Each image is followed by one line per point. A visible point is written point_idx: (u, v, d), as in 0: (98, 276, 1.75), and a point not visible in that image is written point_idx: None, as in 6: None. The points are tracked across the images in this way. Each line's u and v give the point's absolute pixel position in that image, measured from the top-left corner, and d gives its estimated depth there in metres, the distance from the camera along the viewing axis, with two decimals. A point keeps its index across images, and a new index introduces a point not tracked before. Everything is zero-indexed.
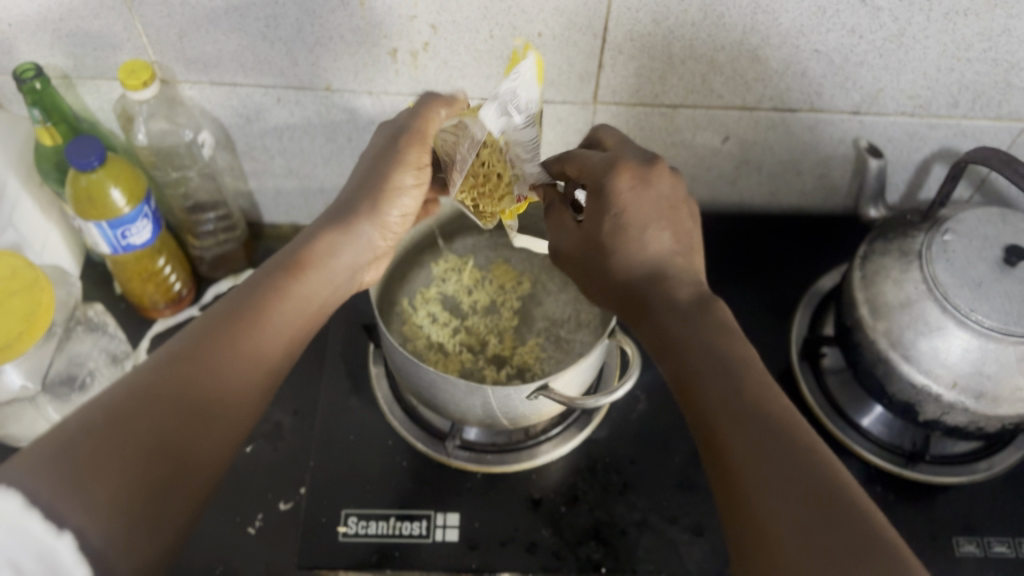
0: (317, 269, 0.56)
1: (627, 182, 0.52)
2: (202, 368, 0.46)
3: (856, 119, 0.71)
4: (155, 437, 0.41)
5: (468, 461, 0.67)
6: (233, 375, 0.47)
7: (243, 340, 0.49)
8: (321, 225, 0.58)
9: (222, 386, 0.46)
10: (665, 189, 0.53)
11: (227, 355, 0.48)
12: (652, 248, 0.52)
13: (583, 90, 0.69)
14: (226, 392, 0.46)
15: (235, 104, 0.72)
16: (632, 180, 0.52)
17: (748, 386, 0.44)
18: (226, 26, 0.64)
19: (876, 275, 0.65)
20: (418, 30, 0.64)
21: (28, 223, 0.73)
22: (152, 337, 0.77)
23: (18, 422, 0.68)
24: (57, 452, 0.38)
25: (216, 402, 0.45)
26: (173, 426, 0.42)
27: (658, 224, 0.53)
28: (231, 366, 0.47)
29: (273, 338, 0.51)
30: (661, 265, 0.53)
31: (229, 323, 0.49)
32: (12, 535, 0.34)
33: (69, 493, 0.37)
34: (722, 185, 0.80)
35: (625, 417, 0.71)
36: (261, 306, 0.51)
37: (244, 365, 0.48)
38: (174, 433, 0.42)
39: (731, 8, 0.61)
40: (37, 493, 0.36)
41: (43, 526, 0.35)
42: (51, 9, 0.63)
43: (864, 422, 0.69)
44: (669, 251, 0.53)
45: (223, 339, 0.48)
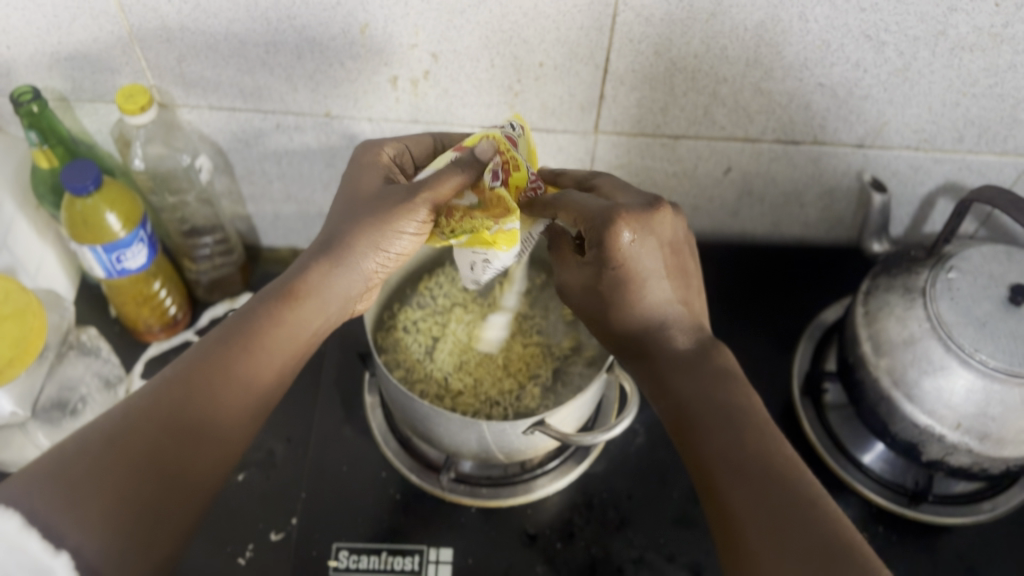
0: (316, 300, 0.53)
1: (629, 232, 0.48)
2: (204, 389, 0.46)
3: (860, 152, 0.71)
4: (150, 462, 0.42)
5: (462, 495, 0.66)
6: (236, 396, 0.47)
7: (248, 357, 0.49)
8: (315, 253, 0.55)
9: (224, 406, 0.47)
10: (663, 233, 0.50)
11: (230, 376, 0.47)
12: (655, 300, 0.52)
13: (583, 120, 0.68)
14: (226, 413, 0.46)
15: (234, 129, 0.71)
16: (634, 228, 0.48)
17: (750, 436, 0.45)
18: (226, 51, 0.64)
19: (879, 312, 0.64)
20: (419, 58, 0.64)
21: (23, 245, 0.72)
22: (146, 361, 0.77)
23: (7, 448, 0.67)
24: (54, 470, 0.40)
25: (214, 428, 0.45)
26: (167, 449, 0.43)
27: (660, 275, 0.51)
28: (234, 386, 0.47)
29: (277, 357, 0.50)
30: (666, 316, 0.53)
31: (237, 339, 0.49)
32: (12, 555, 0.36)
33: (65, 512, 0.39)
34: (724, 216, 0.79)
35: (623, 451, 0.70)
36: (268, 321, 0.50)
37: (247, 383, 0.48)
38: (169, 455, 0.43)
39: (734, 41, 0.61)
40: (34, 511, 0.38)
41: (42, 545, 0.37)
42: (49, 32, 0.63)
43: (866, 459, 0.68)
44: (671, 301, 0.52)
45: (227, 356, 0.48)
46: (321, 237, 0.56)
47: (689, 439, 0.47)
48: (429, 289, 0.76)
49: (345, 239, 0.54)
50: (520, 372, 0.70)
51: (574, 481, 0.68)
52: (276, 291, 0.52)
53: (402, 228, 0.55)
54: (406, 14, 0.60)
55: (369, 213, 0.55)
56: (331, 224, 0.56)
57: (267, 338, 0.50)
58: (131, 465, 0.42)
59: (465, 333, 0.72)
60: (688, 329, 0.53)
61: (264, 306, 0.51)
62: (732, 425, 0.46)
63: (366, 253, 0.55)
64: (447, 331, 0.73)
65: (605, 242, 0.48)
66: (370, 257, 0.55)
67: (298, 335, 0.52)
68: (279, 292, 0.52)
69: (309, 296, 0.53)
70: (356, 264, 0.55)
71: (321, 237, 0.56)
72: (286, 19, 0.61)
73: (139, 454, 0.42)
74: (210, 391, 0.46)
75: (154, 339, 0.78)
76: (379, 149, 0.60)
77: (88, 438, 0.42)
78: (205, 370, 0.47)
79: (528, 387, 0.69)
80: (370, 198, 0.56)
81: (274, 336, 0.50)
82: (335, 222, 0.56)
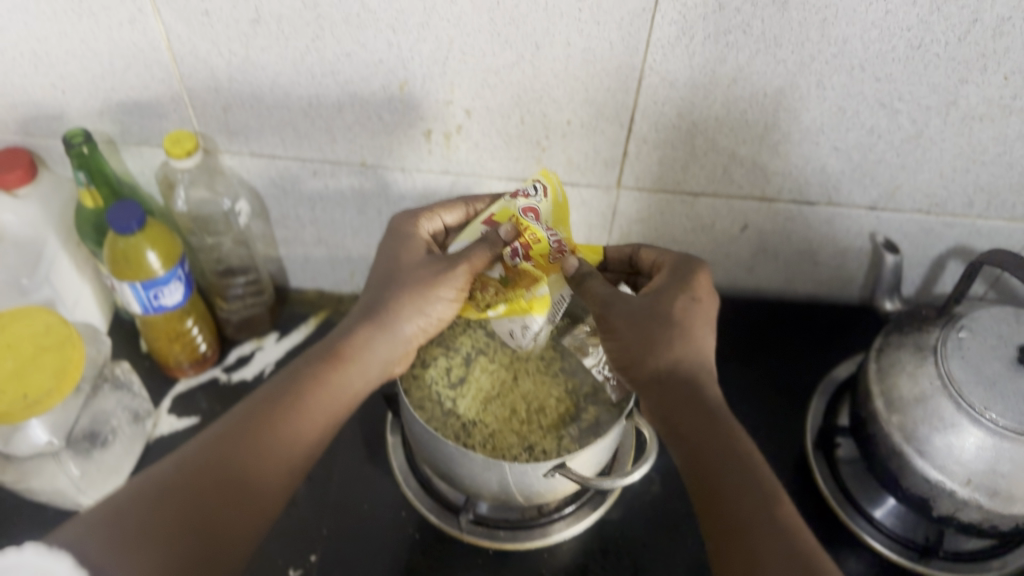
0: (359, 363, 0.57)
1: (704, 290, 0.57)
2: (248, 446, 0.50)
3: (873, 214, 0.73)
4: (194, 513, 0.46)
5: (480, 537, 0.67)
6: (276, 449, 0.51)
7: (287, 413, 0.52)
8: (354, 321, 0.59)
9: (265, 460, 0.50)
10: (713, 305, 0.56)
11: (272, 430, 0.51)
12: (700, 347, 0.54)
13: (607, 176, 0.71)
14: (267, 465, 0.50)
15: (272, 175, 0.75)
16: (707, 291, 0.57)
17: (771, 499, 0.47)
18: (271, 102, 0.68)
19: (892, 369, 0.65)
20: (453, 114, 0.67)
21: (63, 280, 0.75)
22: (174, 397, 0.80)
23: (38, 477, 0.69)
24: (107, 520, 0.44)
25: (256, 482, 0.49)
26: (211, 501, 0.47)
27: (707, 331, 0.55)
28: (275, 440, 0.51)
29: (319, 415, 0.54)
30: (702, 363, 0.54)
31: (279, 398, 0.53)
32: None
33: (114, 558, 0.42)
34: (740, 271, 0.82)
35: (637, 499, 0.71)
36: (305, 381, 0.54)
37: (288, 438, 0.51)
38: (213, 507, 0.47)
39: (753, 106, 0.64)
40: (88, 556, 0.41)
41: None
42: (104, 79, 0.66)
43: (877, 514, 0.69)
44: (708, 356, 0.55)
45: (267, 415, 0.52)
46: (361, 309, 0.61)
47: (711, 488, 0.48)
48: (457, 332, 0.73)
49: (388, 307, 0.59)
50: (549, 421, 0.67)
51: (590, 527, 0.69)
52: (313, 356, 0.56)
53: (433, 296, 0.59)
54: (443, 72, 0.64)
55: (408, 282, 0.59)
56: (370, 297, 0.61)
57: (305, 396, 0.53)
58: (178, 515, 0.45)
59: (493, 380, 0.70)
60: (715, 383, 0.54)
61: (303, 370, 0.55)
62: (754, 486, 0.47)
63: (407, 319, 0.59)
64: (474, 377, 0.70)
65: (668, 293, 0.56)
66: (410, 319, 0.59)
67: (340, 396, 0.55)
68: (317, 357, 0.56)
69: (350, 360, 0.57)
70: (396, 328, 0.59)
71: (361, 308, 0.60)
72: (329, 74, 0.65)
73: (185, 506, 0.46)
74: (252, 444, 0.50)
75: (183, 375, 0.81)
76: (409, 224, 0.63)
77: (140, 491, 0.46)
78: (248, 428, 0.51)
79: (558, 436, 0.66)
80: (405, 267, 0.61)
81: (315, 397, 0.54)
82: (375, 291, 0.61)
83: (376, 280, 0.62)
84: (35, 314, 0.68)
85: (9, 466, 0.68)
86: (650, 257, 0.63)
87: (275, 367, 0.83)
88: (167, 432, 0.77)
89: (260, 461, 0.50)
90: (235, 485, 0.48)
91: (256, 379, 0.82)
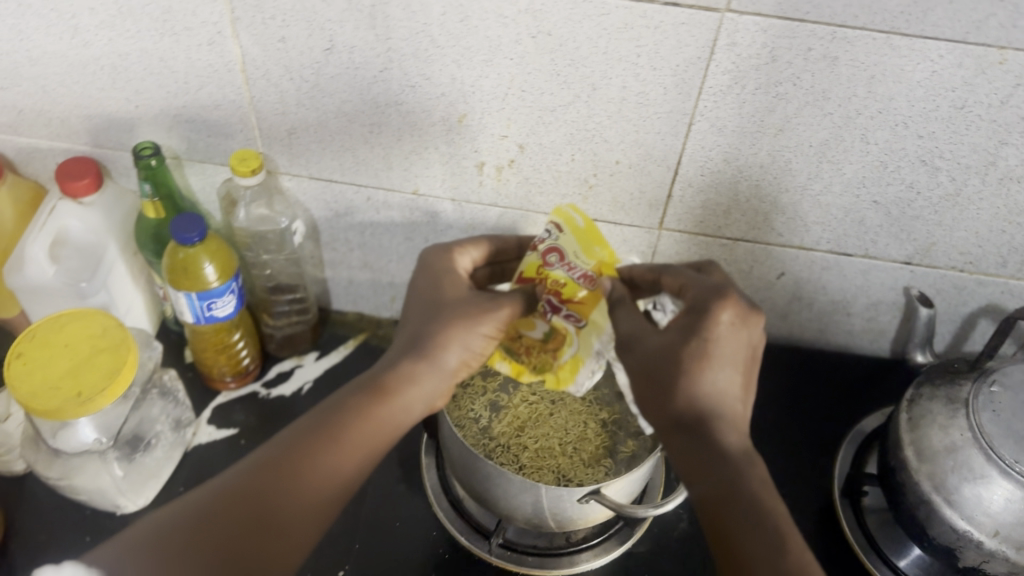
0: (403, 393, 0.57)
1: (729, 317, 0.54)
2: (282, 479, 0.52)
3: (908, 268, 0.75)
4: (224, 548, 0.49)
5: (508, 561, 0.68)
6: (315, 483, 0.52)
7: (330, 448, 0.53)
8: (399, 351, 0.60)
9: (300, 492, 0.52)
10: (749, 334, 0.54)
11: (310, 464, 0.53)
12: (719, 386, 0.54)
13: (650, 216, 0.73)
14: (304, 495, 0.52)
15: (327, 198, 0.77)
16: (733, 317, 0.54)
17: (787, 552, 0.47)
18: (334, 127, 0.71)
19: (922, 419, 0.67)
20: (507, 148, 0.70)
21: (119, 287, 0.77)
22: (213, 408, 0.82)
23: (82, 474, 0.71)
24: (145, 553, 0.48)
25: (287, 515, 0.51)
26: (241, 535, 0.49)
27: (731, 367, 0.54)
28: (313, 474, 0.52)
29: (358, 446, 0.55)
30: (721, 402, 0.54)
31: (321, 427, 0.54)
32: None
33: None
34: (774, 318, 0.83)
35: (664, 534, 0.72)
36: (352, 413, 0.55)
37: (328, 472, 0.53)
38: (243, 540, 0.49)
39: (798, 156, 0.66)
40: None
41: None
42: (177, 96, 0.70)
43: (902, 564, 0.70)
44: (734, 393, 0.54)
45: (311, 446, 0.53)
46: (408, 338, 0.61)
47: (722, 536, 0.49)
48: None
49: (431, 339, 0.59)
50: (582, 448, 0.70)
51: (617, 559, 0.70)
52: (360, 386, 0.57)
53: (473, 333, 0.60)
54: (501, 108, 0.66)
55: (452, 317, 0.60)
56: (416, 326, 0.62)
57: (348, 429, 0.54)
58: (208, 552, 0.48)
59: (527, 407, 0.72)
60: (735, 424, 0.53)
61: (350, 398, 0.56)
62: (765, 540, 0.48)
63: (450, 351, 0.59)
64: (510, 403, 0.72)
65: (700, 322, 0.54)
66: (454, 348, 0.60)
67: (380, 428, 0.56)
68: (365, 386, 0.57)
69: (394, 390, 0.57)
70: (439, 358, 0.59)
71: (406, 338, 0.61)
72: (393, 104, 0.68)
73: (216, 540, 0.49)
74: (291, 477, 0.52)
75: (223, 388, 0.83)
76: (449, 256, 0.66)
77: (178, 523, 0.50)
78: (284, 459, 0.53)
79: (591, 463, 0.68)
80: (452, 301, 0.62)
81: (354, 428, 0.55)
82: (421, 322, 0.61)
83: (421, 309, 0.62)
84: (96, 317, 0.71)
85: (56, 462, 0.71)
86: (675, 282, 0.60)
87: (313, 385, 0.85)
88: (205, 441, 0.79)
89: (293, 492, 0.51)
90: (265, 518, 0.50)
91: (294, 395, 0.84)
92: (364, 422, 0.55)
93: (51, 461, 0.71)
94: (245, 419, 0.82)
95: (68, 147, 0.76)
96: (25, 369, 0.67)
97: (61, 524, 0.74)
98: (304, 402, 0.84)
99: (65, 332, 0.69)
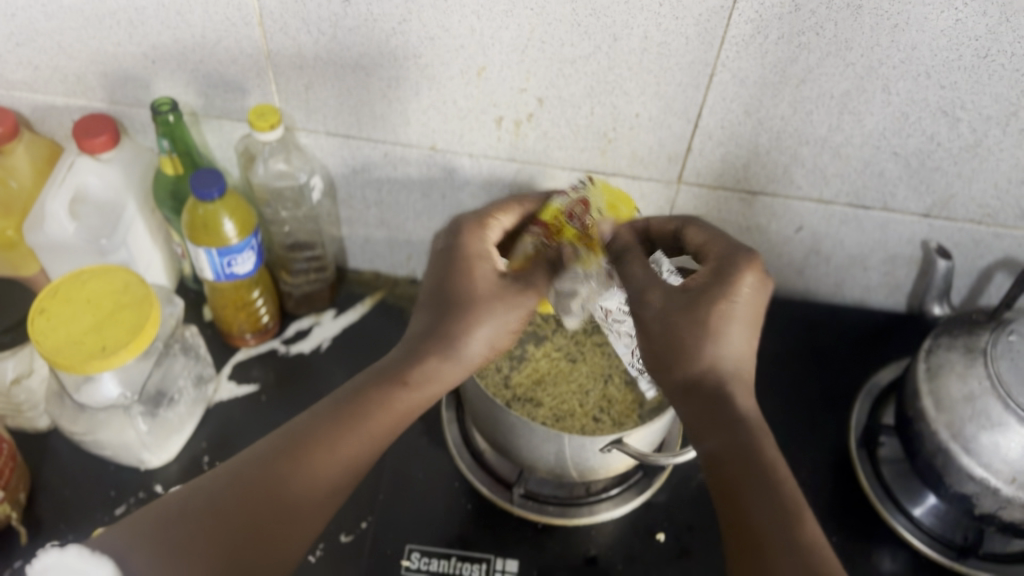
0: (421, 377, 0.56)
1: (752, 279, 0.51)
2: (295, 466, 0.53)
3: (926, 221, 0.75)
4: (236, 530, 0.50)
5: (530, 511, 0.70)
6: (319, 478, 0.53)
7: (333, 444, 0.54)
8: (418, 330, 0.59)
9: (309, 480, 0.53)
10: (765, 291, 0.51)
11: (315, 459, 0.53)
12: (730, 351, 0.51)
13: (669, 169, 0.73)
14: (317, 480, 0.53)
15: (345, 154, 0.77)
16: (756, 280, 0.51)
17: (795, 534, 0.46)
18: (352, 82, 0.70)
19: (940, 369, 0.67)
20: (526, 101, 0.69)
21: (139, 245, 0.77)
22: (234, 365, 0.83)
23: (108, 427, 0.71)
24: (157, 527, 0.50)
25: (297, 500, 0.52)
26: (252, 516, 0.51)
27: (747, 330, 0.51)
28: (320, 467, 0.53)
29: (371, 434, 0.55)
30: (734, 371, 0.51)
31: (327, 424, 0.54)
32: None
33: (156, 564, 0.48)
34: (791, 273, 0.83)
35: (684, 485, 0.73)
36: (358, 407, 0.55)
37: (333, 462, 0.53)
38: (252, 523, 0.51)
39: (819, 107, 0.66)
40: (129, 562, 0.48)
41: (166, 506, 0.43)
42: (194, 51, 0.69)
43: (916, 512, 0.70)
44: (741, 361, 0.51)
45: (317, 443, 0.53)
46: (427, 309, 0.59)
47: (730, 503, 0.48)
48: None
49: (448, 319, 0.58)
50: (605, 401, 0.69)
51: (638, 510, 0.71)
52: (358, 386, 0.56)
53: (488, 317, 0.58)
54: (521, 60, 0.66)
55: (466, 296, 0.58)
56: (429, 297, 0.60)
57: (363, 418, 0.54)
58: (221, 530, 0.50)
59: (548, 362, 0.71)
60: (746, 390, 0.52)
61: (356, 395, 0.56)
62: (779, 521, 0.47)
63: (466, 336, 0.57)
64: (532, 356, 0.72)
65: (725, 275, 0.51)
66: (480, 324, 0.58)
67: (395, 416, 0.55)
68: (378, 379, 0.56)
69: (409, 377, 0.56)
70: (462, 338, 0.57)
71: (427, 310, 0.59)
72: (411, 57, 0.67)
73: (229, 521, 0.50)
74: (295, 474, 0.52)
75: (243, 345, 0.84)
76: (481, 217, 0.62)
77: (192, 501, 0.52)
78: (296, 443, 0.53)
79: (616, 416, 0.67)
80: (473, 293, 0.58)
81: (368, 416, 0.55)
82: (433, 287, 0.59)
83: (434, 277, 0.60)
84: (117, 274, 0.71)
85: (81, 417, 0.71)
86: (698, 239, 0.57)
87: (332, 342, 0.86)
88: (226, 398, 0.80)
89: (303, 480, 0.52)
90: (275, 502, 0.52)
91: (313, 353, 0.85)
92: (383, 409, 0.55)
93: (75, 416, 0.71)
94: (265, 376, 0.82)
95: (84, 104, 0.75)
96: (48, 324, 0.67)
97: (86, 479, 0.75)
98: (323, 359, 0.85)
99: (88, 289, 0.69)
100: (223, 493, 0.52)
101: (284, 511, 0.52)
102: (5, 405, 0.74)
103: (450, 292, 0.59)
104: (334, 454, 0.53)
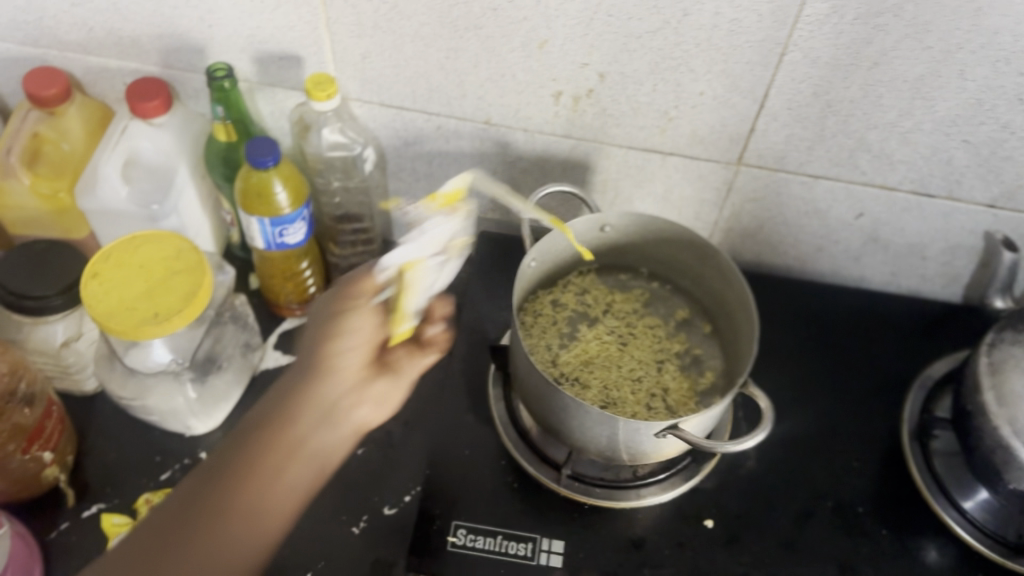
0: (307, 414, 0.54)
1: None
2: (217, 521, 0.49)
3: (991, 212, 0.73)
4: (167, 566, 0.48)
5: (576, 491, 0.69)
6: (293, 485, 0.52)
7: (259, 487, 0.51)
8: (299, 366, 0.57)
9: (234, 536, 0.50)
10: None
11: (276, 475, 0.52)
12: None
13: (729, 150, 0.71)
14: (267, 502, 0.51)
15: (397, 126, 0.76)
16: None
17: None
18: (409, 52, 0.69)
19: (1003, 363, 0.65)
20: (587, 76, 0.68)
21: (189, 210, 0.77)
22: (280, 334, 0.82)
23: (158, 394, 0.71)
24: None
25: (232, 526, 0.50)
26: (174, 530, 0.49)
27: None
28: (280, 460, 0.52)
29: (275, 478, 0.52)
30: None
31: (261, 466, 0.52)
32: None
33: None
34: (846, 260, 0.82)
35: (734, 472, 0.71)
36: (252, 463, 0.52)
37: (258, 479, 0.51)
38: (168, 543, 0.49)
39: (891, 90, 0.64)
40: None
41: None
42: (252, 16, 0.68)
43: (966, 505, 0.69)
44: None
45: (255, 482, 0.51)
46: (297, 365, 0.57)
47: None
48: (563, 287, 0.74)
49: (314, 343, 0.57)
50: (660, 388, 0.68)
51: (686, 495, 0.70)
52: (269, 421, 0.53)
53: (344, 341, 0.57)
54: (585, 34, 0.64)
55: (324, 320, 0.58)
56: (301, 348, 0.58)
57: (260, 455, 0.52)
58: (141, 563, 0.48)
59: (597, 345, 0.70)
60: None
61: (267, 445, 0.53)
62: None
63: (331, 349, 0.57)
64: (582, 338, 0.70)
65: None
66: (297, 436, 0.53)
67: (303, 458, 0.53)
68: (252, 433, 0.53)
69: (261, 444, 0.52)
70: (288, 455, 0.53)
71: (298, 366, 0.57)
72: (473, 28, 0.66)
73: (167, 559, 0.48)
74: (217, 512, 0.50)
75: (290, 314, 0.83)
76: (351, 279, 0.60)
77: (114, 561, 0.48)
78: (203, 504, 0.50)
79: (668, 402, 0.67)
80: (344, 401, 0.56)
81: (270, 454, 0.52)
82: (309, 335, 0.58)
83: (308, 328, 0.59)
84: (170, 240, 0.70)
85: (130, 381, 0.71)
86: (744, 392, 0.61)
87: None
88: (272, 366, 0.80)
89: (226, 523, 0.49)
90: (206, 517, 0.49)
91: None
92: (282, 448, 0.53)
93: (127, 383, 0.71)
94: None
95: (138, 67, 0.74)
96: (100, 288, 0.66)
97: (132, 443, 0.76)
98: None
99: (139, 255, 0.69)
100: (135, 543, 0.49)
101: (211, 542, 0.49)
102: (54, 366, 0.75)
103: (321, 330, 0.58)
104: (254, 486, 0.51)
